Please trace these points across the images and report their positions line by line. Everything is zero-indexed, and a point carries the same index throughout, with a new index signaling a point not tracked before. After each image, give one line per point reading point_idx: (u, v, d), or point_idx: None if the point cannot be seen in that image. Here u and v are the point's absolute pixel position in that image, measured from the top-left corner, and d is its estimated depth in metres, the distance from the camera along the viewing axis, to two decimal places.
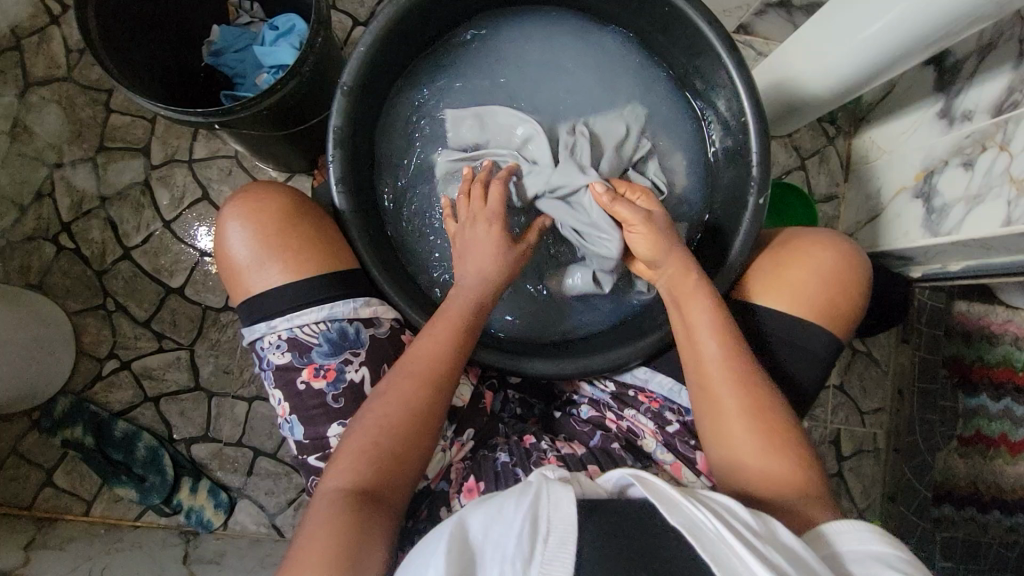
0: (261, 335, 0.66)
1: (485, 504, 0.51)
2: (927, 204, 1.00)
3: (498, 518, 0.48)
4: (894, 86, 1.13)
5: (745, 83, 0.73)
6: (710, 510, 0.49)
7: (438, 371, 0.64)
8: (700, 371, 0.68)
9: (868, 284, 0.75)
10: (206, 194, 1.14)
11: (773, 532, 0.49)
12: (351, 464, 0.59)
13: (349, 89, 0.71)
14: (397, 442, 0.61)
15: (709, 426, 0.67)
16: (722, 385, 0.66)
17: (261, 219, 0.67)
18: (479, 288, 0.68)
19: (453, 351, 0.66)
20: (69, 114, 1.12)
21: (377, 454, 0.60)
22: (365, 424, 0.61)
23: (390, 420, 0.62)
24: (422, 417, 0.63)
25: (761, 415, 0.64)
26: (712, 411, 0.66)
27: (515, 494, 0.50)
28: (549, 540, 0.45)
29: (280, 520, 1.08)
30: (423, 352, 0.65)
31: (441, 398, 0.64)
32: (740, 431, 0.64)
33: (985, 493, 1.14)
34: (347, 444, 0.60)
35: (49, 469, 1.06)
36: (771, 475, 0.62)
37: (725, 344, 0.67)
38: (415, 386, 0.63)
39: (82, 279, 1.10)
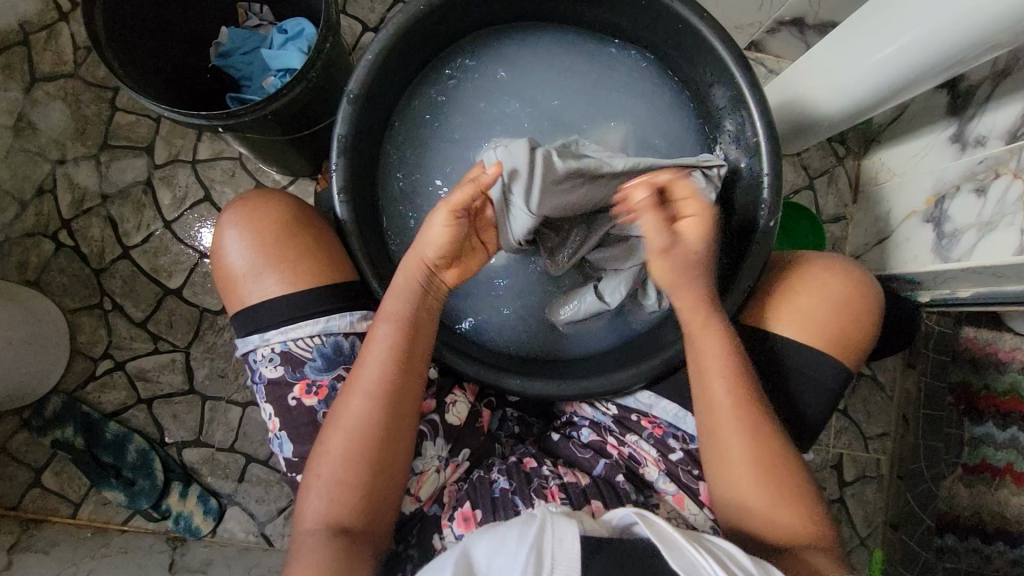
0: (255, 347, 0.65)
1: (487, 533, 0.50)
2: (938, 229, 0.99)
3: (501, 550, 0.47)
4: (906, 108, 1.12)
5: (758, 103, 0.72)
6: (714, 558, 0.47)
7: (391, 386, 0.62)
8: (706, 403, 0.67)
9: (879, 311, 0.74)
10: (208, 195, 1.13)
11: None
12: (325, 487, 0.60)
13: (355, 97, 0.70)
14: (362, 467, 0.61)
15: (711, 461, 0.67)
16: (729, 424, 0.65)
17: (258, 228, 0.66)
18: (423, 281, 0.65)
19: (400, 361, 0.63)
20: (74, 111, 1.11)
21: (346, 484, 0.60)
22: (328, 444, 0.61)
23: (351, 438, 0.61)
24: (383, 438, 0.62)
25: (765, 455, 0.64)
26: (714, 446, 0.66)
27: (519, 523, 0.49)
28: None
29: (269, 529, 1.06)
30: (370, 366, 0.63)
31: (400, 414, 0.63)
32: (746, 472, 0.65)
33: (989, 524, 1.08)
34: (314, 476, 0.60)
35: (38, 469, 1.04)
36: (776, 523, 0.63)
37: (734, 379, 0.66)
38: (369, 399, 0.62)
39: (79, 277, 1.09)
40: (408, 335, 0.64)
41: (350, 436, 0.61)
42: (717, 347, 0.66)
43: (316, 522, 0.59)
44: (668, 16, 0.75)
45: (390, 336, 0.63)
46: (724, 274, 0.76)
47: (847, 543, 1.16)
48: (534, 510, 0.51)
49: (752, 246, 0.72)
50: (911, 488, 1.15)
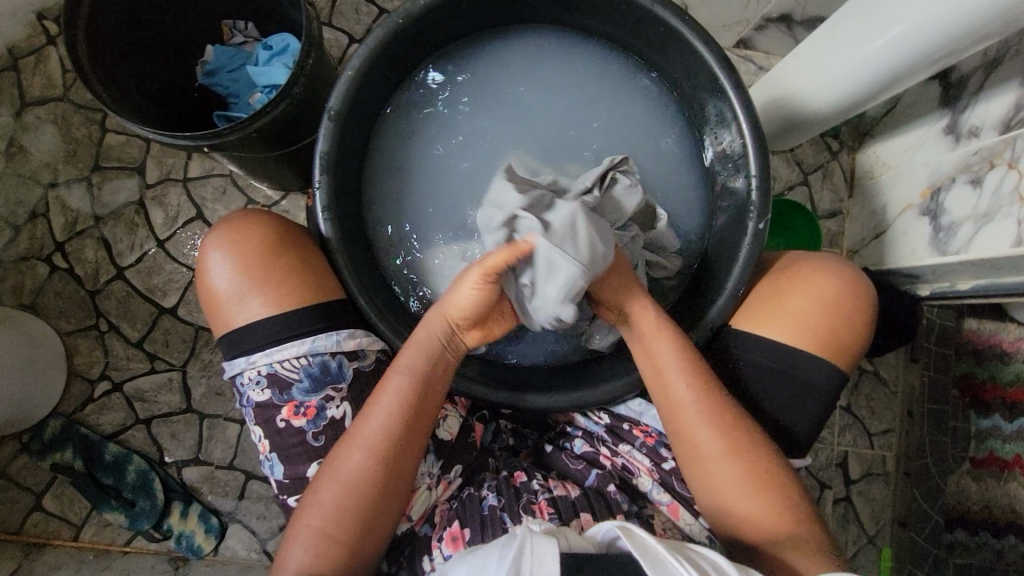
0: (241, 370, 0.65)
1: (469, 558, 0.50)
2: (934, 222, 0.98)
3: (482, 573, 0.47)
4: (899, 100, 1.11)
5: (743, 104, 0.71)
6: (696, 569, 0.46)
7: (394, 440, 0.62)
8: (671, 406, 0.66)
9: (872, 310, 0.72)
10: (199, 213, 1.13)
11: None
12: (313, 538, 0.59)
13: (336, 113, 0.70)
14: (354, 521, 0.59)
15: (693, 473, 0.65)
16: (699, 427, 0.64)
17: (243, 248, 0.66)
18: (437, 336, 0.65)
19: (406, 415, 0.63)
20: (64, 133, 1.12)
21: (333, 535, 0.59)
22: (322, 497, 0.60)
23: (347, 489, 0.60)
24: (379, 491, 0.61)
25: (748, 461, 0.63)
26: (694, 458, 0.65)
27: (498, 547, 0.49)
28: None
29: (271, 545, 1.06)
30: (375, 420, 0.62)
31: (398, 468, 0.62)
32: (725, 470, 0.63)
33: (1000, 518, 1.06)
34: (303, 526, 0.59)
35: (38, 493, 1.04)
36: (760, 521, 0.61)
37: (695, 381, 0.65)
38: (369, 452, 0.61)
39: (75, 299, 1.09)
40: (416, 390, 0.63)
41: (343, 487, 0.60)
42: (669, 353, 0.66)
43: (297, 569, 0.58)
44: (650, 20, 0.74)
45: (399, 392, 0.63)
46: (716, 278, 0.75)
47: (855, 541, 1.15)
48: (517, 529, 0.51)
49: (743, 248, 0.71)
50: (918, 484, 1.13)
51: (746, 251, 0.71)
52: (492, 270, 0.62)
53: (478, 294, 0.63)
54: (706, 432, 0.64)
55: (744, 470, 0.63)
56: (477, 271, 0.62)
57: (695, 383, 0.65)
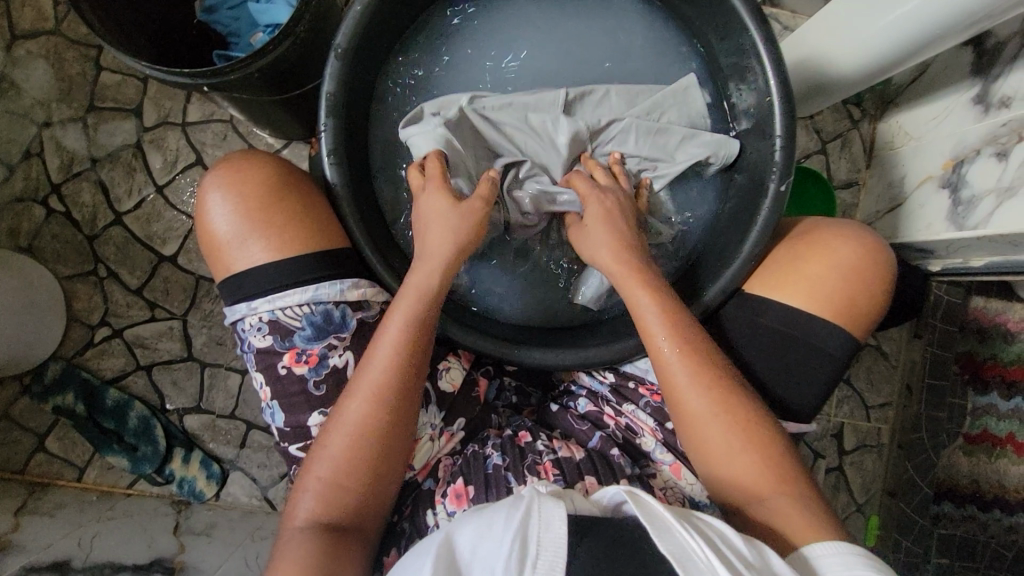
0: (243, 316, 0.63)
1: (475, 518, 0.49)
2: (954, 195, 0.95)
3: (488, 534, 0.46)
4: (927, 67, 1.06)
5: (772, 59, 0.67)
6: (701, 535, 0.46)
7: (395, 386, 0.61)
8: (668, 376, 0.64)
9: (892, 280, 0.71)
10: (199, 159, 1.10)
11: (766, 562, 0.46)
12: (322, 491, 0.58)
13: (343, 51, 0.67)
14: (362, 471, 0.59)
15: (687, 437, 0.64)
16: (700, 408, 0.62)
17: (243, 192, 0.64)
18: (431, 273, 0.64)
19: (407, 362, 0.61)
20: (57, 70, 1.07)
21: (343, 485, 0.59)
22: (329, 452, 0.60)
23: (351, 442, 0.60)
24: (384, 440, 0.60)
25: (739, 424, 0.61)
26: (684, 419, 0.63)
27: (506, 507, 0.48)
28: (539, 565, 0.44)
29: (272, 493, 1.07)
30: (375, 368, 0.61)
31: (402, 415, 0.61)
32: (726, 451, 0.61)
33: (987, 492, 1.09)
34: (311, 478, 0.59)
35: (41, 435, 1.05)
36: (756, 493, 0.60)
37: (678, 338, 0.63)
38: (373, 402, 0.60)
39: (73, 243, 1.07)
40: (416, 336, 0.62)
41: (350, 439, 0.60)
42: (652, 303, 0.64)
43: (306, 519, 0.58)
44: None
45: (399, 340, 0.61)
46: (731, 240, 0.73)
47: (846, 509, 1.18)
48: (523, 491, 0.50)
49: (761, 211, 0.69)
50: (911, 457, 1.15)
51: (765, 214, 0.69)
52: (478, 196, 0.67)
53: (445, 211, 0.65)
54: (702, 406, 0.62)
55: (744, 453, 0.61)
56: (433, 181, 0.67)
57: (682, 348, 0.63)
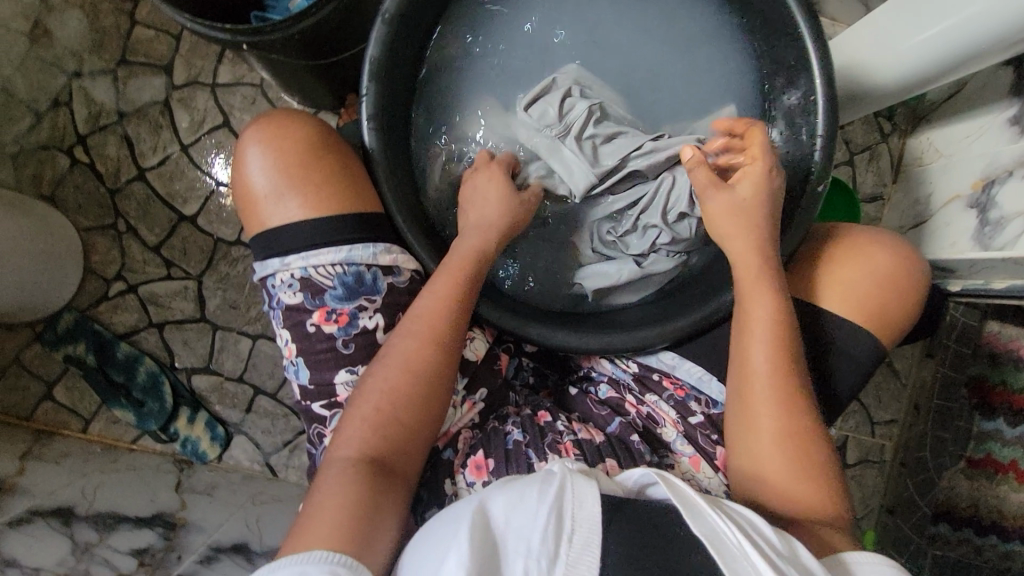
0: (274, 272, 0.63)
1: (508, 487, 0.49)
2: (982, 216, 0.95)
3: (521, 505, 0.46)
4: (964, 85, 1.05)
5: (820, 59, 0.67)
6: (734, 522, 0.46)
7: (441, 332, 0.62)
8: (743, 366, 0.64)
9: (923, 289, 0.71)
10: (226, 121, 1.09)
11: (794, 553, 0.46)
12: (364, 431, 0.58)
13: (390, 17, 0.67)
14: (405, 414, 0.59)
15: (737, 436, 0.64)
16: (764, 395, 0.63)
17: (283, 146, 0.64)
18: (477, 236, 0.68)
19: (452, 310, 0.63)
20: (91, 21, 1.07)
21: (387, 427, 0.59)
22: (373, 393, 0.60)
23: (396, 384, 0.60)
24: (428, 385, 0.61)
25: (797, 430, 0.62)
26: (746, 422, 0.63)
27: (538, 481, 0.48)
28: (574, 541, 0.44)
29: (274, 460, 1.08)
30: (423, 315, 0.63)
31: (445, 362, 0.62)
32: (770, 441, 0.62)
33: (986, 516, 1.09)
34: (353, 418, 0.59)
35: (49, 384, 1.05)
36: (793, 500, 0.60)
37: (775, 343, 0.63)
38: (420, 346, 0.61)
39: (94, 195, 1.07)
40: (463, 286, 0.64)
41: (395, 380, 0.60)
42: (770, 307, 0.63)
43: (349, 456, 0.57)
44: None
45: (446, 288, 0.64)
46: None
47: None
48: (553, 468, 0.50)
49: (795, 210, 0.69)
50: (913, 476, 1.15)
51: (799, 213, 0.69)
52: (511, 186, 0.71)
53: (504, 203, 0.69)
54: (769, 407, 0.62)
55: (789, 448, 0.61)
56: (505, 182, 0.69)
57: (777, 356, 0.63)
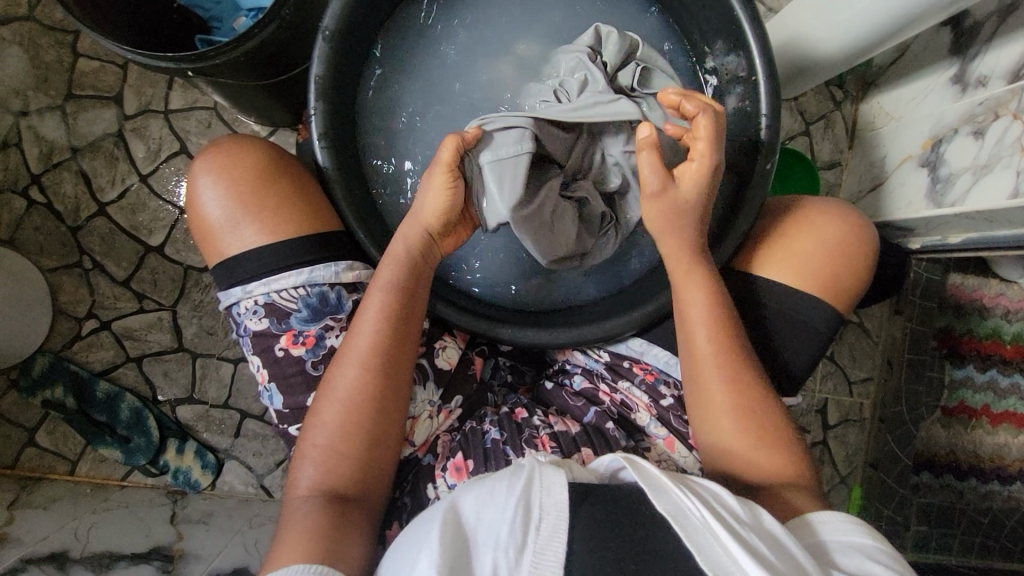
0: (237, 300, 0.64)
1: (477, 486, 0.51)
2: (933, 173, 0.97)
3: (490, 503, 0.48)
4: (908, 48, 1.08)
5: (757, 39, 0.69)
6: (697, 496, 0.48)
7: (383, 353, 0.62)
8: (691, 362, 0.67)
9: (874, 254, 0.73)
10: (183, 147, 1.08)
11: (758, 521, 0.49)
12: (320, 461, 0.59)
13: (331, 34, 0.67)
14: (358, 439, 0.60)
15: (699, 419, 0.67)
16: (709, 372, 0.66)
17: (233, 174, 0.64)
18: (417, 242, 0.66)
19: (388, 329, 0.63)
20: (32, 57, 1.05)
21: (342, 454, 0.60)
22: (324, 421, 0.61)
23: (345, 410, 0.61)
24: (376, 407, 0.61)
25: (751, 408, 0.65)
26: (700, 405, 0.66)
27: (507, 476, 0.50)
28: (541, 528, 0.46)
29: (268, 481, 1.08)
30: (361, 337, 0.62)
31: (389, 380, 0.62)
32: (725, 418, 0.65)
33: (964, 461, 1.16)
34: (308, 448, 0.60)
35: (31, 429, 1.04)
36: (758, 464, 0.63)
37: (717, 330, 0.66)
38: (361, 370, 0.61)
39: (55, 235, 1.05)
40: (399, 303, 0.64)
41: (343, 407, 0.61)
42: (701, 291, 0.67)
43: (307, 488, 0.58)
44: None
45: (381, 306, 0.63)
46: (718, 217, 0.74)
47: (828, 482, 1.20)
48: (524, 461, 0.52)
49: (749, 189, 0.71)
50: (891, 430, 1.17)
51: (752, 192, 0.70)
52: (454, 166, 0.62)
53: (450, 198, 0.64)
54: (719, 389, 0.65)
55: (749, 427, 0.64)
56: (440, 170, 0.62)
57: (719, 340, 0.66)
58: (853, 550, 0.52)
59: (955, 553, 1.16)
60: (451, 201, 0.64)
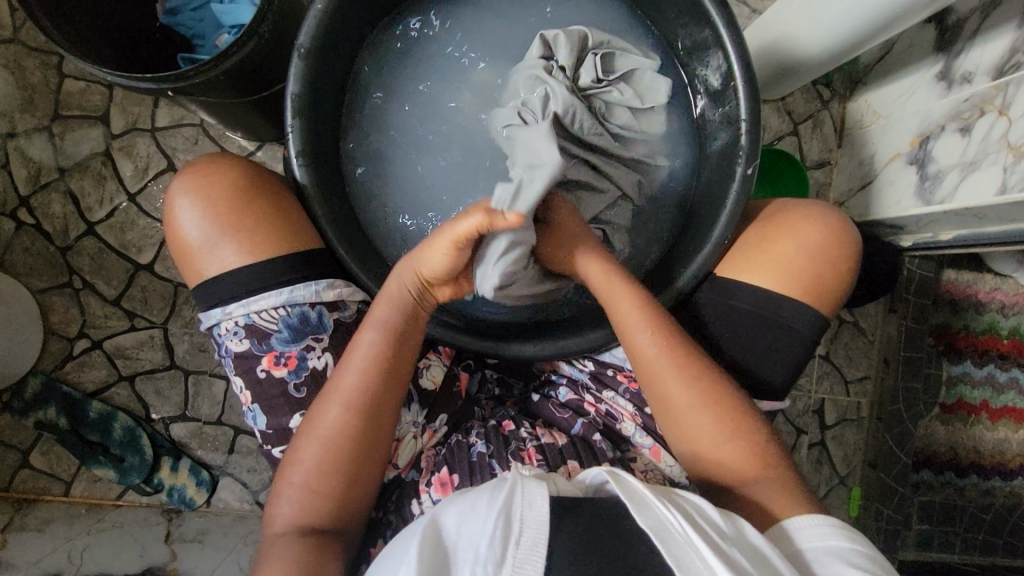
0: (218, 322, 0.64)
1: (459, 500, 0.50)
2: (922, 171, 0.97)
3: (471, 517, 0.48)
4: (893, 45, 1.08)
5: (735, 44, 0.68)
6: (678, 508, 0.48)
7: (369, 395, 0.62)
8: (648, 375, 0.66)
9: (857, 256, 0.73)
10: (171, 164, 1.08)
11: (740, 531, 0.48)
12: (298, 497, 0.59)
13: (306, 51, 0.67)
14: (337, 479, 0.60)
15: (670, 426, 0.66)
16: (670, 387, 0.65)
17: (211, 196, 0.63)
18: (410, 287, 0.64)
19: (377, 372, 0.62)
20: (18, 79, 1.05)
21: (319, 493, 0.59)
22: (303, 458, 0.60)
23: (325, 451, 0.60)
24: (358, 448, 0.61)
25: (722, 413, 0.64)
26: (667, 414, 0.66)
27: (488, 490, 0.50)
28: (521, 542, 0.46)
29: (264, 497, 1.07)
30: (347, 378, 0.62)
31: (374, 422, 0.62)
32: (698, 424, 0.64)
33: (964, 458, 1.15)
34: (286, 484, 0.60)
35: (24, 451, 1.04)
36: (736, 464, 0.62)
37: (667, 344, 0.66)
38: (346, 410, 0.61)
39: (45, 255, 1.05)
40: (390, 347, 0.63)
41: (323, 446, 0.60)
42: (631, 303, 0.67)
43: (284, 525, 0.58)
44: None
45: (371, 348, 0.62)
46: (701, 222, 0.74)
47: (827, 482, 1.19)
48: (506, 475, 0.52)
49: (730, 196, 0.70)
50: (889, 429, 1.15)
51: (733, 198, 0.70)
52: (464, 237, 0.59)
53: (451, 258, 0.61)
54: (683, 397, 0.65)
55: (723, 431, 0.63)
56: (449, 237, 0.59)
57: (671, 356, 0.65)
58: (831, 555, 0.51)
59: (958, 552, 1.15)
60: (455, 264, 0.62)
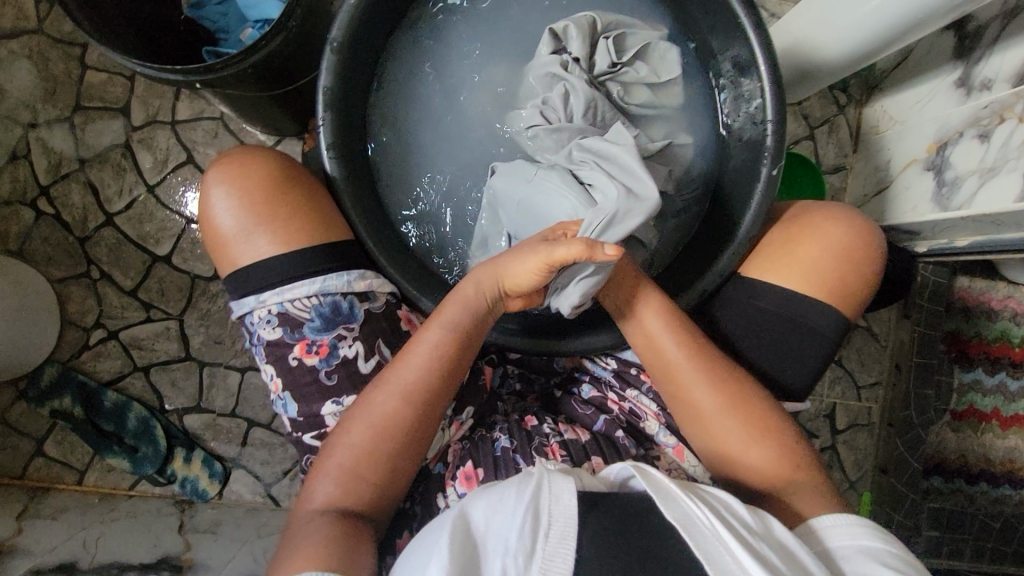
0: (252, 309, 0.64)
1: (487, 493, 0.51)
2: (938, 177, 0.97)
3: (499, 510, 0.48)
4: (911, 52, 1.09)
5: (762, 45, 0.69)
6: (706, 503, 0.48)
7: (426, 390, 0.62)
8: (675, 386, 0.67)
9: (881, 260, 0.73)
10: (190, 157, 1.09)
11: (768, 528, 0.49)
12: (338, 477, 0.59)
13: (338, 45, 0.68)
14: (380, 465, 0.60)
15: (695, 432, 0.67)
16: (700, 396, 0.66)
17: (246, 185, 0.64)
18: (482, 291, 0.64)
19: (440, 369, 0.63)
20: (41, 70, 1.06)
21: (360, 476, 0.60)
22: (351, 439, 0.61)
23: (374, 436, 0.61)
24: (406, 438, 0.61)
25: (751, 418, 0.65)
26: (694, 420, 0.66)
27: (516, 483, 0.50)
28: (550, 535, 0.46)
29: (276, 490, 1.07)
30: (409, 370, 0.62)
31: (427, 416, 0.62)
32: (726, 431, 0.65)
33: (975, 465, 1.15)
34: (328, 463, 0.60)
35: (39, 439, 1.04)
36: (759, 467, 0.63)
37: (695, 354, 0.66)
38: (403, 400, 0.61)
39: (63, 245, 1.06)
40: (455, 347, 0.64)
41: (372, 431, 0.61)
42: (656, 315, 0.67)
43: (323, 503, 0.58)
44: None
45: (436, 344, 0.63)
46: (725, 222, 0.74)
47: (838, 487, 1.19)
48: (532, 468, 0.52)
49: (755, 196, 0.70)
50: (901, 434, 1.15)
51: (758, 198, 0.70)
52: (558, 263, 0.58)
53: (533, 274, 0.61)
54: (710, 404, 0.65)
55: (751, 436, 0.64)
56: (542, 258, 0.59)
57: (705, 366, 0.66)
58: (859, 554, 0.52)
59: (968, 559, 1.14)
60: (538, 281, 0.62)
